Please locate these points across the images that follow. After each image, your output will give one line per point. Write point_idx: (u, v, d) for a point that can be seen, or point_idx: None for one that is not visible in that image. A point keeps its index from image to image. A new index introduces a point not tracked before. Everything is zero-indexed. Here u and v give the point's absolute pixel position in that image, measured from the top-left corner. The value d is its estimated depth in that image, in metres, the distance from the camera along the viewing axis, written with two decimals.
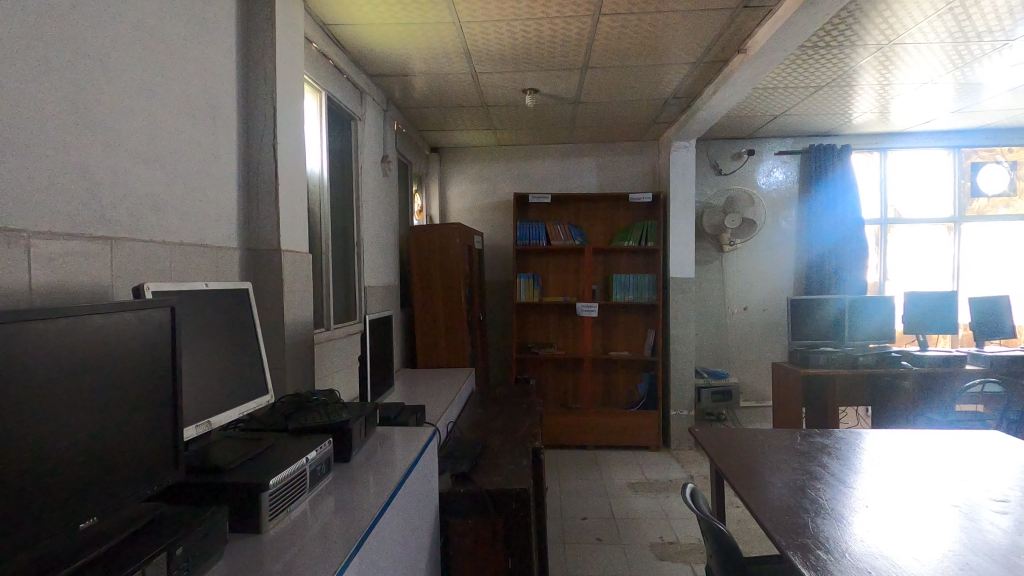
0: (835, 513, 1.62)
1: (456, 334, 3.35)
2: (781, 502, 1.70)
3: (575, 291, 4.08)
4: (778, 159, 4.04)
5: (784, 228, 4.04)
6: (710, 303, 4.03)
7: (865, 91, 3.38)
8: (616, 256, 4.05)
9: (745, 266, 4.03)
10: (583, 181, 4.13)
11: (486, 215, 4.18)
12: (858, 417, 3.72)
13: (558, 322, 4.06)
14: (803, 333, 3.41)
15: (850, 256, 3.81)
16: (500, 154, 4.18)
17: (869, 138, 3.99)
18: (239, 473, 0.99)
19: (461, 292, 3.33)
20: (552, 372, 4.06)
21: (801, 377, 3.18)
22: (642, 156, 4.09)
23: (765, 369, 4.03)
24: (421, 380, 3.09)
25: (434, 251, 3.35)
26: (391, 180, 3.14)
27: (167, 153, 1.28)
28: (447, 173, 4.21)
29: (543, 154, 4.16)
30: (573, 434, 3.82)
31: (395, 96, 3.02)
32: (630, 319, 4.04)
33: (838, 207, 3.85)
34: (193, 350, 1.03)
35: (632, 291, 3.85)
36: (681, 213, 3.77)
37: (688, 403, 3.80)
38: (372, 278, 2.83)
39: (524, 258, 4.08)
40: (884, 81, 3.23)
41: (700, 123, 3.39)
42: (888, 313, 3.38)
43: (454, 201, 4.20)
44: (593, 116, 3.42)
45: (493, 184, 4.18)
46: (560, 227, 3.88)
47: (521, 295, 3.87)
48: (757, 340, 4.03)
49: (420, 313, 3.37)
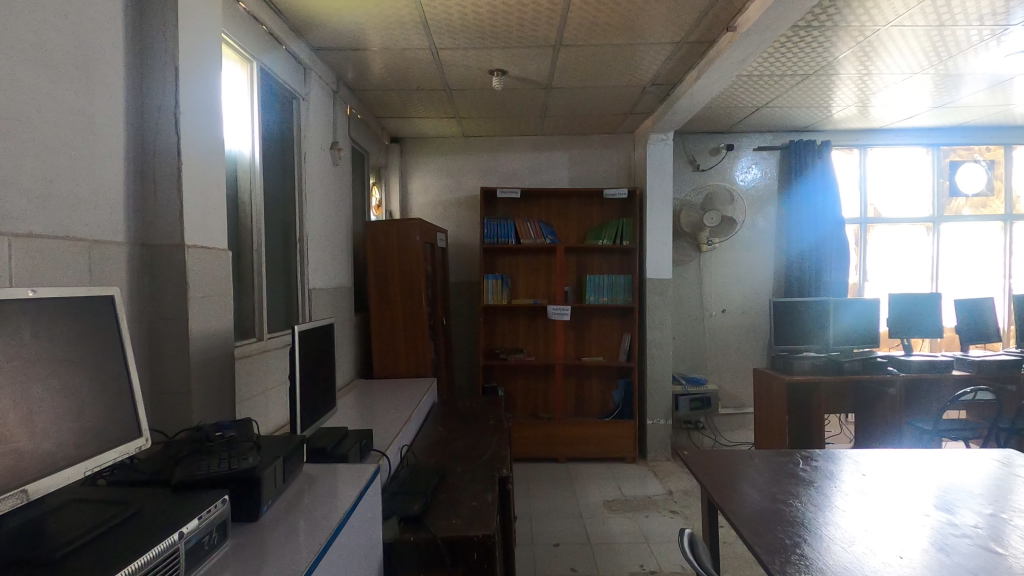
0: (836, 538, 1.43)
1: (416, 340, 3.04)
2: (774, 524, 1.51)
3: (546, 293, 3.83)
4: (757, 156, 3.87)
5: (763, 227, 3.87)
6: (687, 306, 3.84)
7: (846, 84, 3.23)
8: (589, 255, 3.81)
9: (723, 266, 3.85)
10: (555, 176, 3.88)
11: (451, 211, 3.88)
12: (840, 424, 3.57)
13: (528, 326, 3.80)
14: (787, 337, 3.22)
15: (830, 256, 3.68)
16: (466, 146, 3.90)
17: (848, 134, 3.86)
18: (68, 569, 0.67)
19: (422, 294, 3.03)
20: (521, 379, 3.80)
21: (785, 384, 3.00)
22: (617, 150, 3.87)
23: (744, 375, 3.86)
24: (376, 393, 2.77)
25: (392, 249, 3.04)
26: (343, 170, 2.82)
27: (9, 113, 0.96)
28: (408, 165, 3.90)
29: (512, 147, 3.89)
30: (544, 447, 3.56)
31: (347, 77, 2.71)
32: (604, 322, 3.80)
33: (818, 205, 3.71)
34: (19, 380, 0.71)
35: (606, 293, 3.61)
36: (659, 211, 3.56)
37: (665, 412, 3.59)
38: (320, 279, 2.51)
39: (492, 258, 3.81)
40: (866, 72, 3.08)
41: (679, 113, 3.17)
42: (871, 315, 3.23)
43: (417, 195, 3.89)
44: (566, 104, 3.18)
45: (459, 178, 3.89)
46: (529, 225, 3.63)
47: (488, 297, 3.59)
48: (736, 344, 3.85)
49: (376, 318, 3.05)
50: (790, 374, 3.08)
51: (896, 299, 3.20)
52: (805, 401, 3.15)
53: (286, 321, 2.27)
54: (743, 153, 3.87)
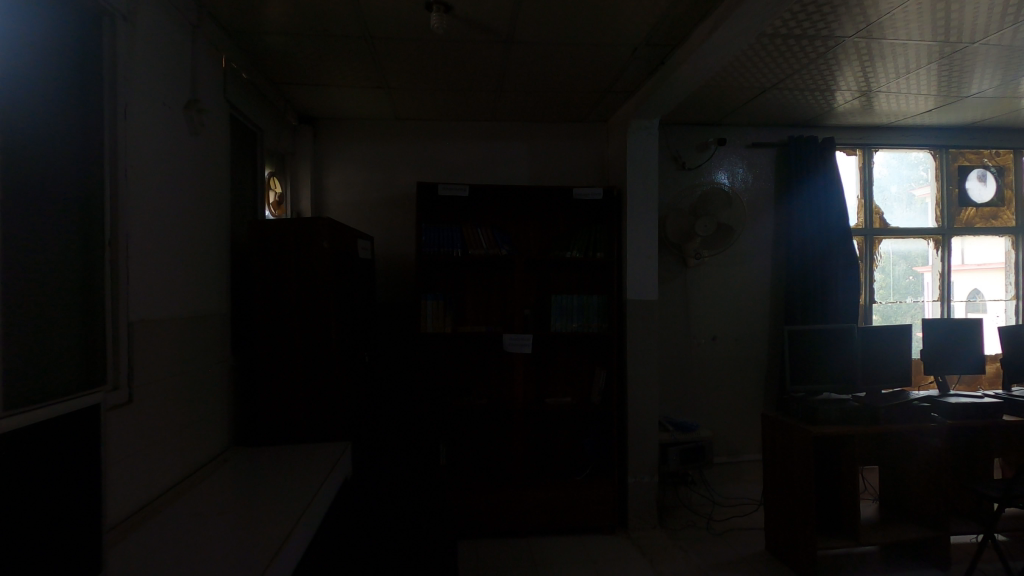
0: None
1: (322, 389, 2.17)
2: None
3: (501, 318, 3.05)
4: (750, 153, 3.27)
5: (758, 238, 3.25)
6: (672, 333, 3.16)
7: (859, 71, 2.66)
8: (553, 270, 3.07)
9: (713, 285, 3.21)
10: (511, 171, 3.12)
11: (380, 213, 3.04)
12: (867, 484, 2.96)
13: (478, 360, 3.01)
14: (804, 375, 2.58)
15: (838, 273, 3.10)
16: (400, 131, 3.08)
17: (850, 132, 3.33)
18: None
19: (334, 322, 2.18)
20: (469, 428, 2.98)
21: (811, 437, 2.32)
22: (587, 142, 3.16)
23: (738, 416, 3.20)
24: (259, 466, 1.89)
25: (289, 258, 2.16)
26: (212, 144, 1.95)
27: None
28: (323, 153, 3.04)
29: (459, 134, 3.11)
30: (498, 518, 2.74)
31: (217, 7, 1.86)
32: (572, 354, 3.06)
33: (822, 211, 3.13)
34: None
35: (576, 318, 2.87)
36: (641, 215, 2.87)
37: (651, 468, 2.86)
38: (159, 304, 1.63)
39: (433, 273, 3.01)
40: (887, 57, 2.52)
41: (673, 88, 2.50)
42: (898, 347, 2.65)
43: (334, 192, 3.03)
44: (528, 71, 2.44)
45: (389, 172, 3.06)
46: (480, 231, 2.87)
47: (427, 324, 2.78)
48: (727, 378, 3.20)
49: (264, 358, 2.16)
50: (815, 425, 2.40)
51: (931, 327, 2.62)
52: (830, 455, 2.50)
53: (83, 375, 1.38)
54: (735, 150, 3.25)
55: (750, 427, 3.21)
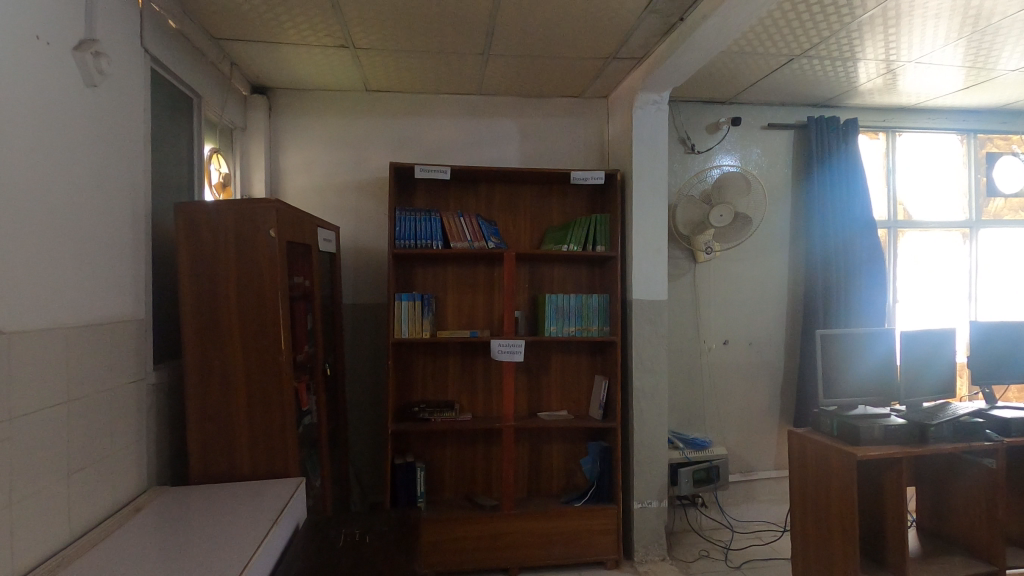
0: None
1: (267, 413, 1.73)
2: None
3: (487, 321, 2.66)
4: (767, 135, 2.92)
5: (774, 231, 2.92)
6: (680, 336, 2.81)
7: (893, 42, 2.31)
8: (546, 266, 2.70)
9: (724, 283, 2.87)
10: (498, 153, 2.73)
11: (347, 199, 2.62)
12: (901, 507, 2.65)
13: (461, 369, 2.62)
14: (838, 386, 2.24)
15: (859, 269, 2.82)
16: (370, 104, 2.66)
17: (873, 114, 3.01)
18: None
19: (286, 328, 1.76)
20: (451, 447, 2.59)
21: (855, 461, 1.98)
22: (585, 121, 2.79)
23: (752, 429, 2.88)
24: (186, 512, 1.47)
25: (225, 248, 1.71)
26: (120, 103, 1.52)
27: None
28: (281, 130, 2.60)
29: (439, 109, 2.70)
30: (486, 554, 2.36)
31: None
32: (568, 361, 2.69)
33: (843, 201, 2.82)
34: None
35: (574, 321, 2.51)
36: (648, 203, 2.50)
37: (660, 491, 2.50)
38: (35, 310, 1.20)
39: (409, 269, 2.60)
40: (928, 25, 2.18)
41: (690, 55, 2.14)
42: (942, 353, 2.32)
43: (293, 175, 2.61)
44: (521, 29, 2.06)
45: (359, 151, 2.64)
46: (463, 220, 2.51)
47: (403, 329, 2.41)
48: (740, 387, 2.88)
49: (195, 375, 1.71)
50: (856, 445, 2.06)
51: (977, 332, 2.30)
52: (869, 479, 2.17)
53: None
54: (749, 131, 2.90)
55: (765, 441, 2.89)
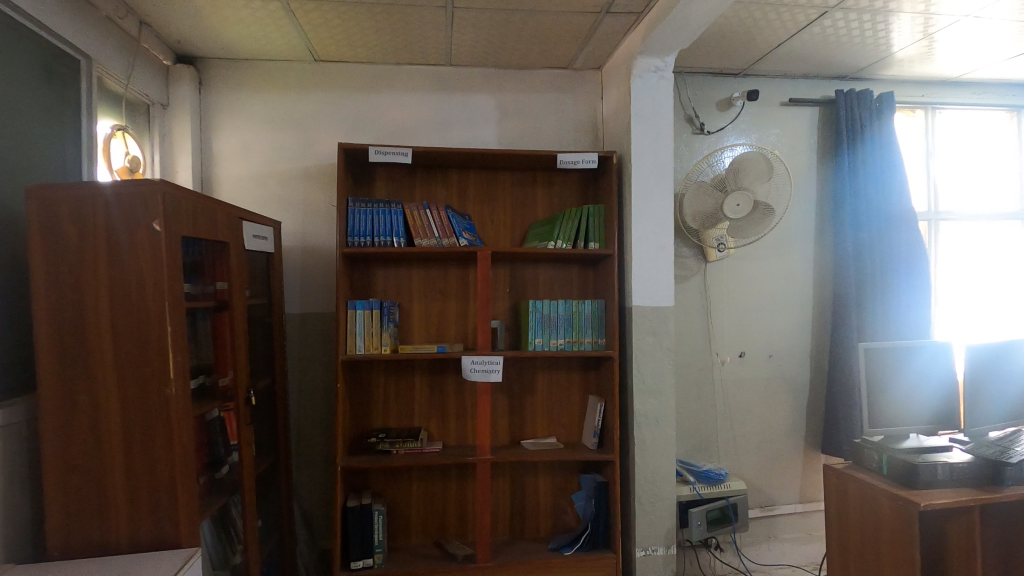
0: None
1: (150, 465, 1.31)
2: None
3: (460, 333, 2.25)
4: (788, 112, 2.51)
5: (797, 224, 2.51)
6: (688, 348, 2.41)
7: None
8: (529, 267, 2.29)
9: (739, 286, 2.46)
10: (473, 135, 2.33)
11: (293, 190, 2.21)
12: None
13: (429, 390, 2.21)
14: (884, 412, 1.83)
15: (894, 271, 2.42)
16: (320, 77, 2.25)
17: (910, 87, 2.60)
18: None
19: (179, 350, 1.34)
20: (417, 483, 2.17)
21: (917, 511, 1.56)
22: (575, 97, 2.38)
23: (773, 456, 2.47)
24: None
25: (95, 245, 1.30)
26: None
27: None
28: (212, 108, 2.19)
29: (402, 83, 2.29)
30: None
31: None
32: (556, 380, 2.28)
33: (878, 189, 2.42)
34: None
35: (562, 332, 2.11)
36: (651, 191, 2.08)
37: (667, 536, 2.08)
38: None
39: (367, 272, 2.20)
40: None
41: (700, 6, 1.73)
42: (1010, 371, 1.91)
43: (228, 161, 2.20)
44: None
45: (306, 133, 2.23)
46: (430, 213, 2.09)
47: (357, 345, 2.00)
48: (759, 406, 2.47)
49: (53, 414, 1.29)
50: (913, 489, 1.65)
51: None
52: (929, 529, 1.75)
53: None
54: (766, 109, 2.49)
55: (789, 470, 2.48)
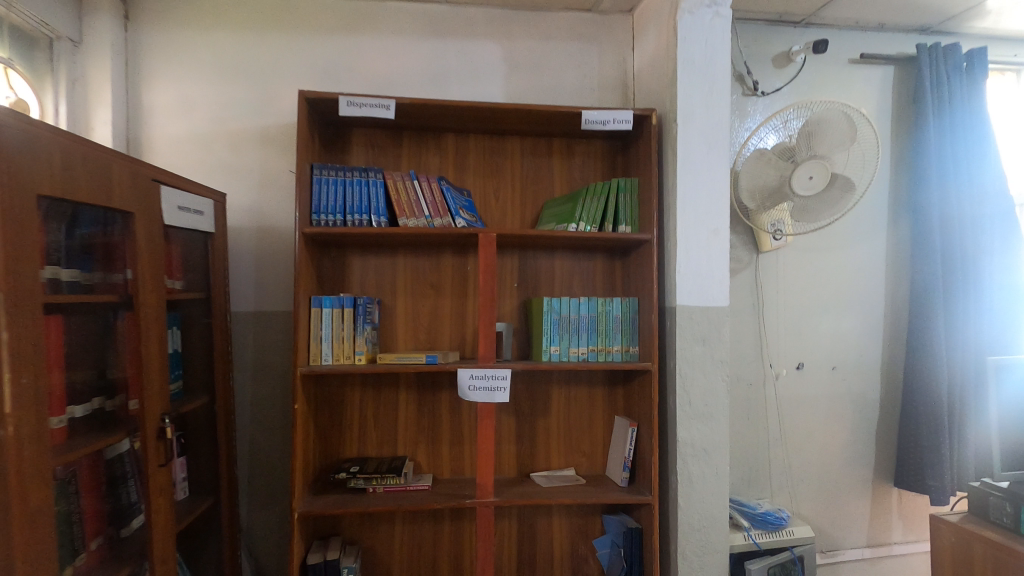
0: None
1: None
2: None
3: (456, 339, 1.79)
4: (857, 71, 2.06)
5: (867, 208, 2.07)
6: (736, 359, 1.96)
7: None
8: (542, 255, 1.83)
9: (798, 283, 2.02)
10: (474, 91, 1.86)
11: (246, 156, 1.74)
12: None
13: (417, 410, 1.75)
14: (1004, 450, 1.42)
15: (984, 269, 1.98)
16: (283, 13, 1.78)
17: (1001, 45, 2.15)
18: None
19: (25, 368, 0.89)
20: (400, 529, 1.72)
21: None
22: (600, 50, 1.93)
23: (838, 489, 2.03)
24: None
25: None
26: None
27: None
28: (143, 49, 1.73)
29: (386, 24, 1.83)
30: None
31: None
32: (575, 397, 1.83)
33: (970, 166, 1.97)
34: None
35: (584, 338, 1.66)
36: (701, 159, 1.62)
37: None
38: None
39: (338, 260, 1.74)
40: None
41: None
42: None
43: (161, 117, 1.73)
44: None
45: (264, 84, 1.77)
46: (419, 184, 1.64)
47: (323, 354, 1.54)
48: (820, 430, 2.02)
49: None
50: None
51: None
52: None
53: None
54: (831, 67, 2.05)
55: (856, 507, 2.04)
